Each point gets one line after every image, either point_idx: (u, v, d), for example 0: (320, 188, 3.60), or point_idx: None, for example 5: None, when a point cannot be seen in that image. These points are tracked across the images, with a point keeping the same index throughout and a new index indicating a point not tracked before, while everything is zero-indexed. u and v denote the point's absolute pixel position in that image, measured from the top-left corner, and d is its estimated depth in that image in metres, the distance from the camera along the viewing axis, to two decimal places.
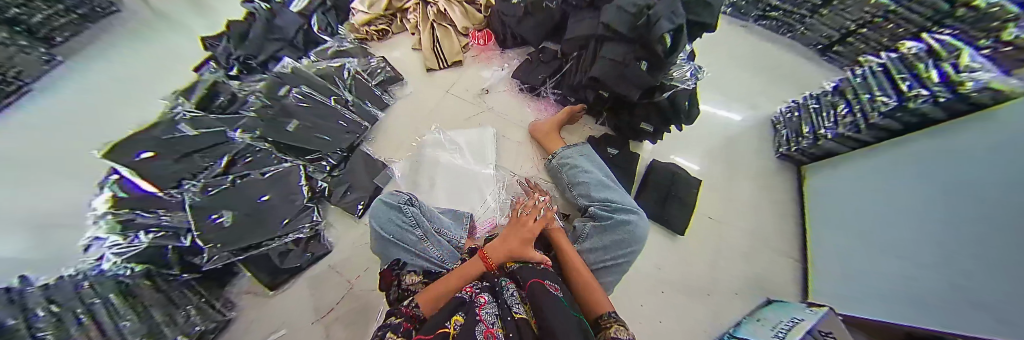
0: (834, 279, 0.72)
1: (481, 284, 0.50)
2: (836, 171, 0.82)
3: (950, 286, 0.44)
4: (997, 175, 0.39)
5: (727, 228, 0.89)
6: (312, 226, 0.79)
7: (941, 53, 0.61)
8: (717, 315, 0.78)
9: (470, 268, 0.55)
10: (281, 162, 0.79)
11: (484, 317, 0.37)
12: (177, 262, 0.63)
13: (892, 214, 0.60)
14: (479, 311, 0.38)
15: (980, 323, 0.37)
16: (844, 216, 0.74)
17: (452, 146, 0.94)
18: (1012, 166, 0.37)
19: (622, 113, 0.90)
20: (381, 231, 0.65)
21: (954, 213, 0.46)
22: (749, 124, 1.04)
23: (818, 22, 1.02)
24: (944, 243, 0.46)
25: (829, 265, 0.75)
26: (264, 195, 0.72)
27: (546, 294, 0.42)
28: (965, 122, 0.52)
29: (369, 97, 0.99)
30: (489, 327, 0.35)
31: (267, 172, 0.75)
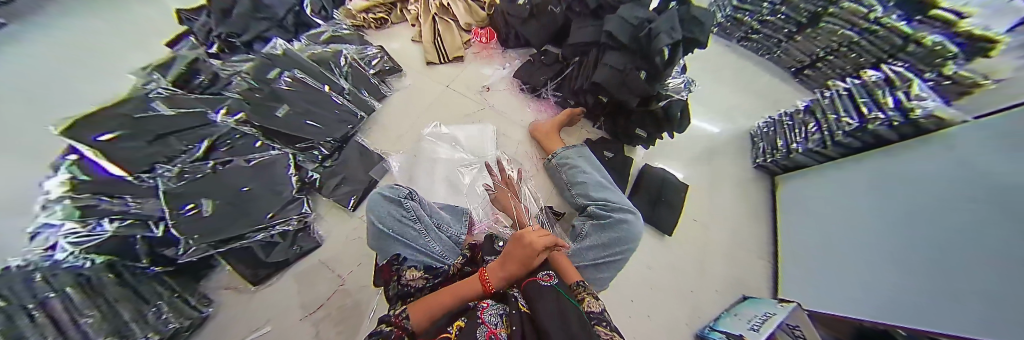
0: (800, 278, 0.80)
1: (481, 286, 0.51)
2: (804, 182, 0.91)
3: (904, 285, 0.50)
4: (953, 190, 0.45)
5: (710, 232, 0.96)
6: (300, 218, 0.75)
7: (895, 84, 0.70)
8: (699, 312, 0.84)
9: (470, 287, 0.50)
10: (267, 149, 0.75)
11: (486, 319, 0.38)
12: (146, 253, 0.58)
13: (852, 220, 0.68)
14: (481, 314, 0.39)
15: (931, 316, 0.42)
16: (813, 222, 0.82)
17: (451, 142, 0.93)
18: (969, 184, 0.43)
19: (618, 119, 0.94)
20: (379, 224, 0.64)
21: (911, 222, 0.52)
22: (730, 135, 1.12)
23: (792, 47, 1.13)
24: (902, 249, 0.53)
25: (797, 267, 0.83)
26: (246, 187, 0.67)
27: (544, 288, 0.43)
28: (916, 142, 0.59)
29: (365, 86, 0.96)
30: (491, 328, 0.36)
31: (252, 159, 0.71)
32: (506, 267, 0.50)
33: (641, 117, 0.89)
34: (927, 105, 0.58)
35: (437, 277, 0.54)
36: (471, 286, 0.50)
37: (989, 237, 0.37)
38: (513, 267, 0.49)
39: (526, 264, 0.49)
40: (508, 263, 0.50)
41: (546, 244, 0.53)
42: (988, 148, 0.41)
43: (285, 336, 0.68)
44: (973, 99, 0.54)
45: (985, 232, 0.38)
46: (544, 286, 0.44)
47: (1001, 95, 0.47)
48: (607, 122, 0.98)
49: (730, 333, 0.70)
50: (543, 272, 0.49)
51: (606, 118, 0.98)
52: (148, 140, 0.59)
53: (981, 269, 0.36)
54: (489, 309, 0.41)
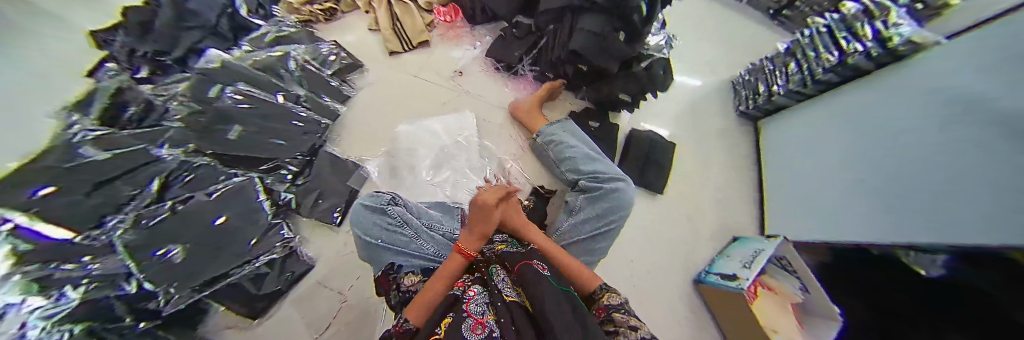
0: (790, 216, 0.84)
1: (474, 276, 0.53)
2: (783, 125, 0.93)
3: (905, 211, 0.51)
4: (942, 113, 0.45)
5: (700, 187, 0.98)
6: (284, 244, 0.71)
7: (872, 11, 0.69)
8: (696, 263, 0.88)
9: (451, 265, 0.53)
10: (233, 176, 0.69)
11: (472, 310, 0.40)
12: (128, 312, 0.51)
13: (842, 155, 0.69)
14: (466, 306, 0.41)
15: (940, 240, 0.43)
16: (798, 162, 0.84)
17: (430, 136, 0.88)
18: (959, 105, 0.43)
19: (599, 87, 0.90)
20: (364, 236, 0.60)
21: (901, 148, 0.53)
22: (712, 88, 1.12)
23: None
24: (897, 176, 0.54)
25: (783, 207, 0.87)
26: (220, 217, 0.62)
27: (537, 273, 0.45)
28: (896, 71, 0.60)
29: (324, 89, 0.88)
30: (479, 318, 0.38)
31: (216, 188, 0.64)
32: (471, 235, 0.56)
33: (622, 83, 0.85)
34: (904, 31, 0.58)
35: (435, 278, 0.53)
36: (451, 265, 0.53)
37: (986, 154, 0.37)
38: (478, 233, 0.56)
39: (486, 226, 0.57)
40: (472, 231, 0.57)
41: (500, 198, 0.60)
42: (974, 69, 0.41)
43: None
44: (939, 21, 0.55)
45: (981, 149, 0.38)
46: (539, 270, 0.46)
47: (966, 13, 0.48)
48: (591, 90, 0.91)
49: (724, 274, 0.74)
50: (537, 258, 0.51)
51: (586, 88, 0.93)
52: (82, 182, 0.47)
53: (982, 190, 0.37)
54: (474, 300, 0.43)
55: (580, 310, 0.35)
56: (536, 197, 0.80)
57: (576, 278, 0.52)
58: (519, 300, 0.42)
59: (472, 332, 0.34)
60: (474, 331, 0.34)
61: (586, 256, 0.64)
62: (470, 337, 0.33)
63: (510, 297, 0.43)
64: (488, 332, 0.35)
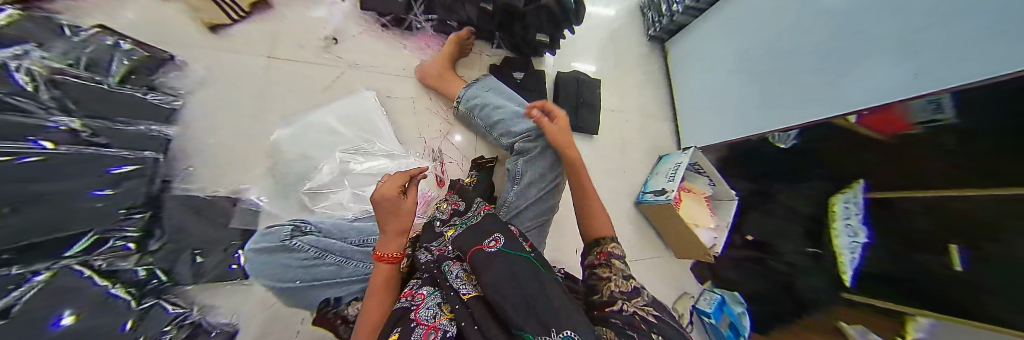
0: (713, 116, 0.95)
1: (426, 274, 0.49)
2: (690, 37, 1.03)
3: (862, 78, 0.55)
4: None
5: (626, 115, 1.04)
6: (174, 323, 0.50)
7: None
8: (633, 184, 1.00)
9: (382, 279, 0.44)
10: (55, 257, 0.36)
11: (420, 316, 0.38)
12: None
13: (778, 39, 0.73)
14: (415, 314, 0.38)
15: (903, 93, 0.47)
16: (713, 64, 0.94)
17: (326, 135, 0.69)
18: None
19: (513, 27, 0.78)
20: (281, 283, 0.50)
21: (859, 20, 0.55)
22: (622, 13, 1.13)
23: None
24: (841, 60, 0.59)
25: (703, 113, 0.99)
26: (65, 316, 0.32)
27: (487, 258, 0.42)
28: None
29: (123, 107, 0.52)
30: (431, 323, 0.36)
31: (34, 276, 0.32)
32: (387, 237, 0.46)
33: (534, 21, 0.75)
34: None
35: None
36: (380, 279, 0.44)
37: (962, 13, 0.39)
38: (395, 231, 0.46)
39: (399, 218, 0.47)
40: (386, 232, 0.46)
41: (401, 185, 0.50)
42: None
43: None
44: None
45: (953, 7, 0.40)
46: (488, 253, 0.44)
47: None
48: (506, 39, 0.83)
49: (654, 191, 0.91)
50: (488, 239, 0.48)
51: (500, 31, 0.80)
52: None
53: (966, 49, 0.38)
54: (425, 304, 0.41)
55: (542, 284, 0.36)
56: (479, 170, 0.75)
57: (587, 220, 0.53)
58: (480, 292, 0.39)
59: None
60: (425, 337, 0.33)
61: (541, 218, 0.64)
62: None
63: (466, 294, 0.39)
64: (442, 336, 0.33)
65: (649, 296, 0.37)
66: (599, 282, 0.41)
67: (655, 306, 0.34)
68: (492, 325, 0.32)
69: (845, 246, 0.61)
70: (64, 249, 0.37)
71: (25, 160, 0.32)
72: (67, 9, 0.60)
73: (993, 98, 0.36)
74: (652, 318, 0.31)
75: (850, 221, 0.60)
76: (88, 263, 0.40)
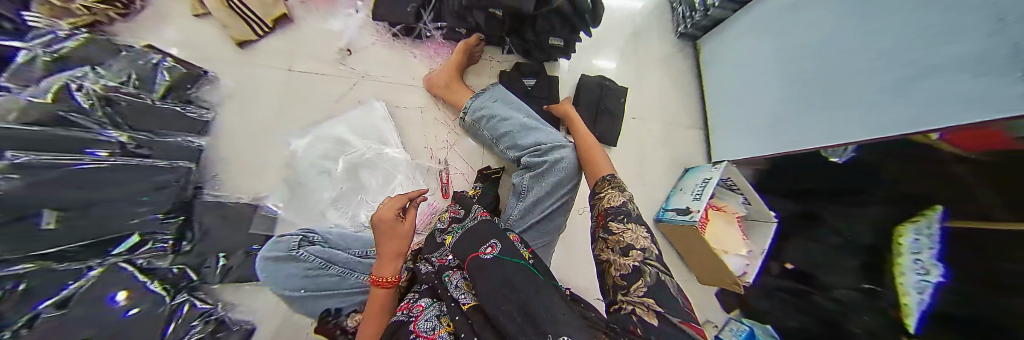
0: (751, 126, 0.85)
1: (424, 286, 0.50)
2: (726, 36, 0.92)
3: (895, 98, 0.48)
4: None
5: (647, 123, 0.97)
6: (201, 317, 0.55)
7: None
8: (652, 198, 0.92)
9: (378, 301, 0.45)
10: (104, 255, 0.44)
11: (420, 329, 0.38)
12: None
13: (811, 44, 0.64)
14: (413, 326, 0.39)
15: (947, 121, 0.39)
16: (746, 68, 0.85)
17: (337, 145, 0.71)
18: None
19: (523, 31, 0.75)
20: (287, 291, 0.51)
21: (881, 32, 0.48)
22: (647, 10, 1.04)
23: None
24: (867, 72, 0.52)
25: (739, 120, 0.90)
26: (118, 294, 0.41)
27: (483, 263, 0.42)
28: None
29: (159, 122, 0.57)
30: (430, 336, 0.36)
31: (88, 270, 0.40)
32: (382, 260, 0.47)
33: (544, 25, 0.72)
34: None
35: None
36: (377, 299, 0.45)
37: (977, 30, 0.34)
38: (390, 254, 0.48)
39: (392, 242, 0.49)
40: (382, 255, 0.48)
41: (398, 207, 0.52)
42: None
43: None
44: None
45: (975, 20, 0.34)
46: (487, 258, 0.43)
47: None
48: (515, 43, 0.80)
49: (677, 209, 0.83)
50: (487, 243, 0.48)
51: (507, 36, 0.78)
52: (59, 258, 0.36)
53: (986, 73, 0.33)
54: (425, 313, 0.42)
55: (535, 288, 0.34)
56: (484, 181, 0.73)
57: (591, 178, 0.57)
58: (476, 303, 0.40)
59: None
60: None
61: (546, 237, 0.62)
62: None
63: (465, 303, 0.40)
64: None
65: (651, 275, 0.33)
66: (603, 265, 0.40)
67: (656, 292, 0.30)
68: (489, 334, 0.33)
69: (912, 285, 0.48)
70: (112, 248, 0.45)
71: (81, 167, 0.38)
72: (124, 31, 0.68)
73: None
74: (654, 322, 0.26)
75: (920, 255, 0.47)
76: (131, 260, 0.48)
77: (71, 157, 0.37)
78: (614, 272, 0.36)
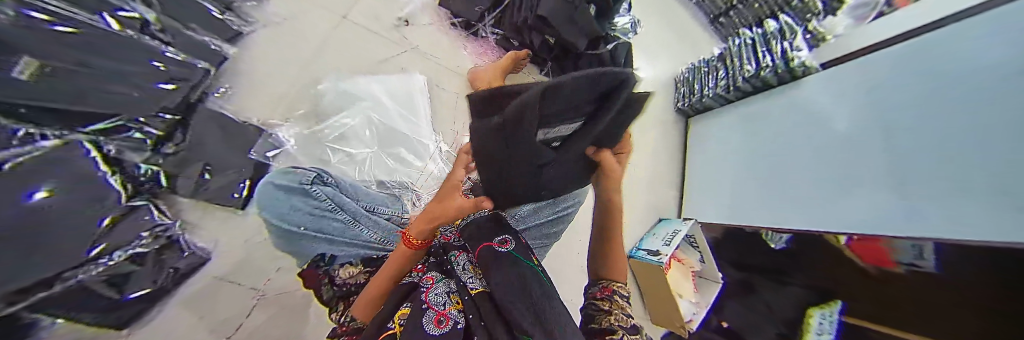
0: (721, 199, 1.04)
1: (430, 260, 0.45)
2: (714, 121, 1.14)
3: (881, 207, 0.60)
4: (956, 125, 0.48)
5: (638, 170, 1.13)
6: (154, 231, 0.48)
7: (783, 30, 0.93)
8: (629, 236, 1.04)
9: (400, 263, 0.38)
10: (73, 129, 0.38)
11: (432, 300, 0.32)
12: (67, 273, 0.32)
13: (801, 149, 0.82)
14: (425, 296, 0.33)
15: (940, 231, 0.48)
16: (727, 149, 1.06)
17: (370, 100, 0.72)
18: (917, 126, 0.54)
19: (566, 115, 0.24)
20: (276, 222, 0.44)
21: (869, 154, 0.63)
22: (657, 81, 1.25)
23: None
24: (833, 179, 0.72)
25: (711, 190, 1.09)
26: (40, 190, 0.30)
27: (496, 253, 0.38)
28: (846, 80, 0.74)
29: (189, 14, 0.54)
30: (440, 310, 0.31)
31: (39, 140, 0.33)
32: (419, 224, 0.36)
33: (597, 142, 0.28)
34: (801, 56, 0.85)
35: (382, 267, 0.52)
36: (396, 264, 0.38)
37: (953, 172, 0.47)
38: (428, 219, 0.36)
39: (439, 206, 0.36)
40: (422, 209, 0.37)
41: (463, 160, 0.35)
42: (935, 104, 0.51)
43: None
44: (842, 46, 0.86)
45: (948, 166, 0.48)
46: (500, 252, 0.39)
47: (875, 60, 0.68)
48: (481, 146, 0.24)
49: (649, 250, 0.93)
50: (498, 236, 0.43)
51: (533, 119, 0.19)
52: (7, 112, 0.29)
53: (959, 204, 0.46)
54: (436, 287, 0.36)
55: (548, 293, 0.33)
56: None
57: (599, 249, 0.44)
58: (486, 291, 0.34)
59: (435, 326, 0.27)
60: (437, 325, 0.28)
61: (545, 240, 0.65)
62: (434, 333, 0.26)
63: (475, 288, 0.35)
64: (452, 327, 0.29)
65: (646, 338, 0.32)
66: (596, 312, 0.35)
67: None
68: (496, 324, 0.28)
69: None
70: (88, 123, 0.40)
71: (56, 28, 0.31)
72: None
73: (917, 260, 0.49)
74: None
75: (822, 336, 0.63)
76: (99, 142, 0.42)
77: (54, 14, 0.31)
78: (610, 322, 0.32)
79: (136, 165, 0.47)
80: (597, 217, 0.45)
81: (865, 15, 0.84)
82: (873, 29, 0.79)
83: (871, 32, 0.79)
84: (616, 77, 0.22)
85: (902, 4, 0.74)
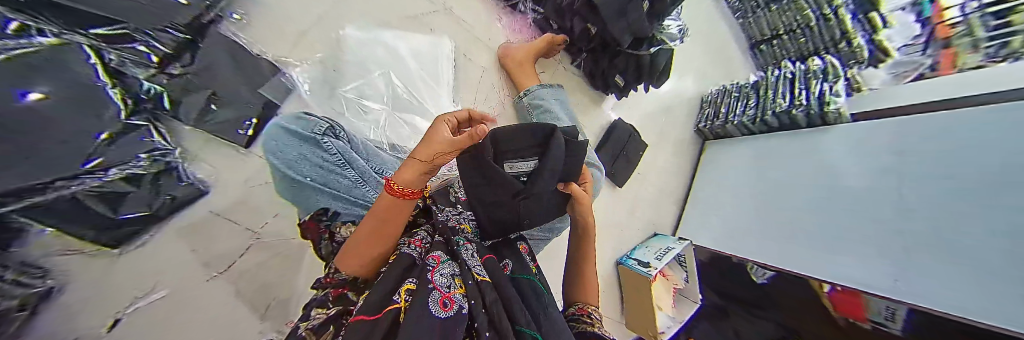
0: (718, 226, 1.05)
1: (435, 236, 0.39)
2: (732, 148, 1.13)
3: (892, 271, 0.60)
4: (1005, 208, 0.46)
5: (646, 182, 1.13)
6: (151, 154, 0.45)
7: (827, 70, 0.90)
8: (623, 244, 1.06)
9: (393, 214, 0.30)
10: (74, 30, 0.34)
11: (437, 280, 0.29)
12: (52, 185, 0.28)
13: (814, 196, 0.82)
14: (430, 275, 0.29)
15: (973, 309, 0.47)
16: (738, 179, 1.06)
17: (391, 57, 0.71)
18: (967, 204, 0.53)
19: (522, 154, 0.39)
20: (288, 171, 0.44)
21: (898, 219, 0.62)
22: (685, 97, 1.21)
23: (765, 16, 1.14)
24: (837, 228, 0.74)
25: (712, 215, 1.09)
26: (35, 92, 0.26)
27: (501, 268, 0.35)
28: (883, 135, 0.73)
29: None
30: (444, 291, 0.28)
31: (36, 36, 0.28)
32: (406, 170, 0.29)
33: (554, 172, 0.39)
34: (839, 102, 0.84)
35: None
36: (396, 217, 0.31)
37: (995, 255, 0.46)
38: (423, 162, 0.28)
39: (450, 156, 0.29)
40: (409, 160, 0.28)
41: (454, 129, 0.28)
42: (994, 184, 0.49)
43: (192, 299, 0.56)
44: (882, 98, 0.81)
45: (989, 248, 0.47)
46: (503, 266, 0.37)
47: (918, 122, 0.67)
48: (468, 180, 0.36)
49: (639, 261, 0.97)
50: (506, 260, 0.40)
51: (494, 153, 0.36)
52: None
53: (988, 286, 0.46)
54: (441, 267, 0.32)
55: (542, 302, 0.33)
56: None
57: (576, 270, 0.50)
58: (493, 282, 0.32)
59: (440, 309, 0.25)
60: (443, 307, 0.25)
61: (547, 237, 0.65)
62: (439, 316, 0.24)
63: (480, 275, 0.33)
64: (459, 311, 0.26)
65: None
66: (578, 325, 0.41)
67: None
68: (504, 320, 0.27)
69: None
70: (92, 25, 0.36)
71: None
72: None
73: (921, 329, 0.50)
74: None
75: None
76: (99, 49, 0.36)
77: None
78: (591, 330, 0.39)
79: (132, 75, 0.42)
80: (574, 242, 0.52)
81: (904, 75, 0.83)
82: (907, 92, 0.77)
83: (909, 92, 0.76)
84: (544, 134, 0.40)
85: (943, 72, 0.74)
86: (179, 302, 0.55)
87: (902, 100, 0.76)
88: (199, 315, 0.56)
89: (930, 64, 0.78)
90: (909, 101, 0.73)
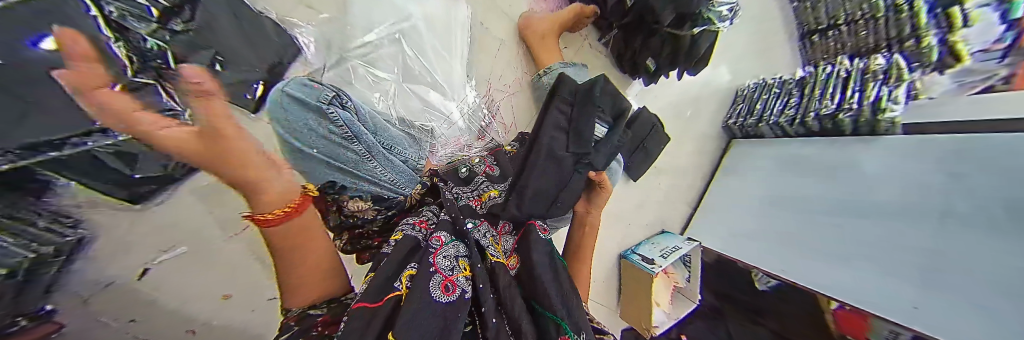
0: (731, 231, 1.01)
1: (441, 216, 0.37)
2: (760, 150, 1.05)
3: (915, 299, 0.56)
4: None
5: (661, 177, 1.08)
6: None
7: (891, 71, 0.79)
8: (628, 237, 1.05)
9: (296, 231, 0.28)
10: None
11: (439, 264, 0.27)
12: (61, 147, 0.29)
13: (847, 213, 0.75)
14: (433, 257, 0.28)
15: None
16: (762, 184, 0.99)
17: (403, 20, 0.66)
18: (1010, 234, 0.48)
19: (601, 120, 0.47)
20: (288, 138, 0.35)
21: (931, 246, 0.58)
22: (719, 88, 1.11)
23: (822, 0, 0.98)
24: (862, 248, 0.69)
25: (725, 219, 1.05)
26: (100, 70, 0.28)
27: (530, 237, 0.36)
28: (940, 151, 0.65)
29: None
30: (446, 275, 0.27)
31: None
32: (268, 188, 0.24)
33: (610, 150, 0.46)
34: (897, 110, 0.73)
35: (391, 209, 0.48)
36: (321, 241, 0.31)
37: None
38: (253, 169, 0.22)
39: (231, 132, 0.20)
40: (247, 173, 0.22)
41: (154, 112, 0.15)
42: None
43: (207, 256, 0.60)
44: (938, 112, 0.73)
45: None
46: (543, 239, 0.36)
47: (983, 139, 0.59)
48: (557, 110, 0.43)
49: (644, 256, 0.97)
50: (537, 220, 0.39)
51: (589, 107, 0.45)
52: None
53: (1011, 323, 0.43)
54: (445, 249, 0.30)
55: (557, 287, 0.31)
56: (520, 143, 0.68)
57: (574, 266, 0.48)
58: (503, 263, 0.32)
59: (442, 292, 0.25)
60: (445, 291, 0.25)
61: None
62: (440, 301, 0.24)
63: (494, 257, 0.32)
64: (461, 296, 0.26)
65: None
66: None
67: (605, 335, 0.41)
68: (515, 307, 0.27)
69: None
70: None
71: None
72: None
73: None
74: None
75: None
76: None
77: None
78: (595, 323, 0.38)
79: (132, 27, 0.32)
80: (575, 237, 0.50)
81: (971, 85, 0.71)
82: (965, 105, 0.68)
83: (971, 107, 0.67)
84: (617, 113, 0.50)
85: (1018, 86, 0.62)
86: (201, 257, 0.59)
87: (963, 115, 0.66)
88: (213, 272, 0.60)
89: (1005, 76, 0.65)
90: (969, 119, 0.65)
